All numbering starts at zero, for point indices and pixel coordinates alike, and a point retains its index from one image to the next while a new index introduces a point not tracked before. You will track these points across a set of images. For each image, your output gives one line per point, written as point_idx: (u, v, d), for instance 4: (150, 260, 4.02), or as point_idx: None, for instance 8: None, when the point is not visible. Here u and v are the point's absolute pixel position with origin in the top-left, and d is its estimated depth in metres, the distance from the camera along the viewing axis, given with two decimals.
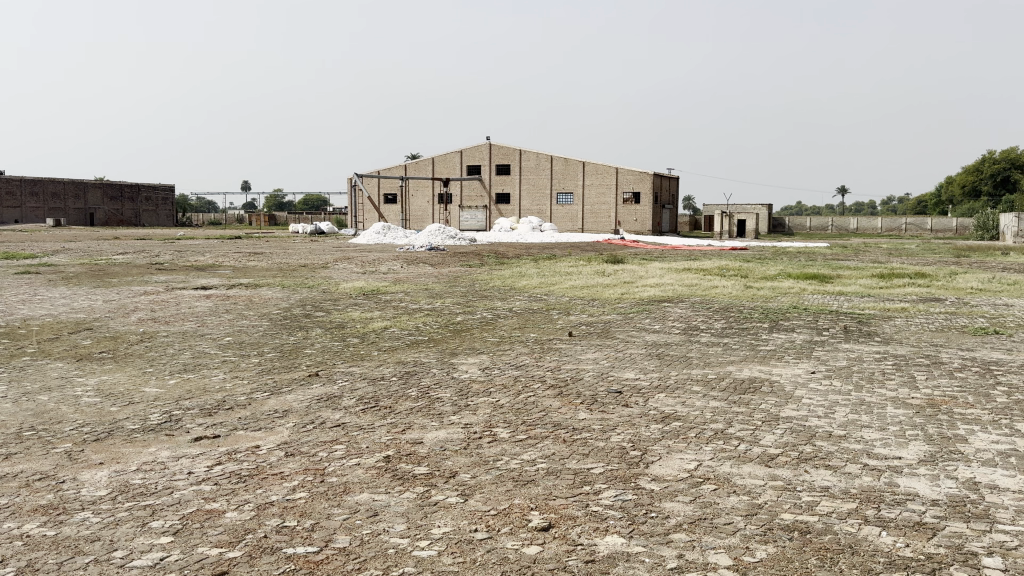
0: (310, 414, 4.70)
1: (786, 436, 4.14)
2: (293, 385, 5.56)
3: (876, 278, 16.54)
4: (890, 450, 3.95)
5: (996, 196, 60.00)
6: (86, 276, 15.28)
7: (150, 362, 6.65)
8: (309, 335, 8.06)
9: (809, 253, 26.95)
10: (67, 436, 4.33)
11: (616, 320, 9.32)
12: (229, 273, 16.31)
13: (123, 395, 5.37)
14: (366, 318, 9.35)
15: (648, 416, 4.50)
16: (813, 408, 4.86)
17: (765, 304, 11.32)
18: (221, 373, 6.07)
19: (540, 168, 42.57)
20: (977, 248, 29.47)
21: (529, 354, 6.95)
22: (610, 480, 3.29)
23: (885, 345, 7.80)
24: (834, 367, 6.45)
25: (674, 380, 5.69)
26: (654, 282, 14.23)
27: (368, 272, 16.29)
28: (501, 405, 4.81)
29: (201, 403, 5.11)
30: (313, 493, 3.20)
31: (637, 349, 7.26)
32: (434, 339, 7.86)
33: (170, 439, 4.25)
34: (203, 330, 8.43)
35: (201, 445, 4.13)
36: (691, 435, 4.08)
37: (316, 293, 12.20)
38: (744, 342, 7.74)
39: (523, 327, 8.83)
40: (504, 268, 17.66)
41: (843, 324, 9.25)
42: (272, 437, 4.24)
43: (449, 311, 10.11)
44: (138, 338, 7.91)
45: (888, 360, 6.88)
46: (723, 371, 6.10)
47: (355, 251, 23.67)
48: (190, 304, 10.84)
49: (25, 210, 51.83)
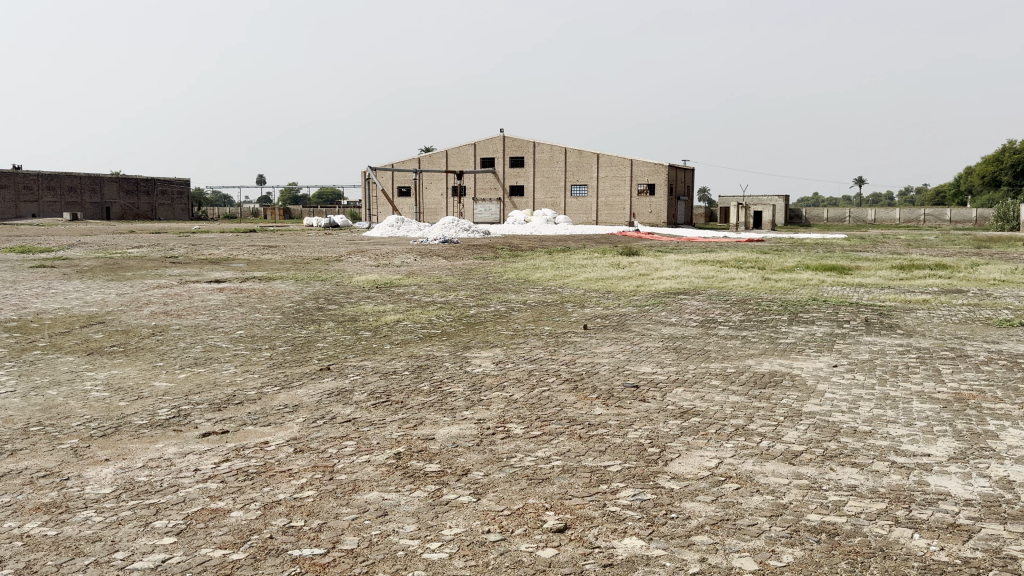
0: (320, 409, 4.61)
1: (809, 432, 4.01)
2: (303, 380, 5.48)
3: (896, 269, 16.30)
4: (919, 446, 3.81)
5: (1016, 185, 59.13)
6: (100, 270, 15.27)
7: (161, 355, 6.59)
8: (321, 329, 7.98)
9: (828, 244, 26.63)
10: (74, 432, 4.25)
11: (632, 313, 9.19)
12: (243, 266, 16.29)
13: (133, 390, 5.31)
14: (379, 311, 9.26)
15: (666, 411, 4.39)
16: (836, 403, 4.73)
17: (783, 296, 11.15)
18: (232, 367, 6.00)
19: (554, 160, 42.38)
20: (998, 239, 29.01)
21: (543, 347, 6.84)
22: (628, 478, 3.18)
23: (908, 337, 7.63)
24: (856, 360, 6.30)
25: (692, 373, 5.57)
26: (670, 274, 14.10)
27: (381, 265, 16.24)
28: (515, 400, 4.70)
29: (211, 397, 5.03)
30: (321, 492, 3.10)
31: (653, 342, 7.14)
32: (447, 332, 7.76)
33: (177, 435, 4.17)
34: (215, 324, 8.36)
35: (209, 441, 4.05)
36: (711, 431, 3.96)
37: (330, 286, 12.14)
38: (763, 335, 7.59)
39: (537, 320, 8.73)
40: (518, 261, 17.55)
41: (864, 316, 9.08)
42: (281, 432, 4.15)
43: (461, 304, 10.03)
44: (150, 332, 7.85)
45: (912, 353, 6.72)
46: (742, 364, 5.97)
47: (369, 244, 23.65)
48: (203, 297, 10.79)
49: (41, 205, 52.08)
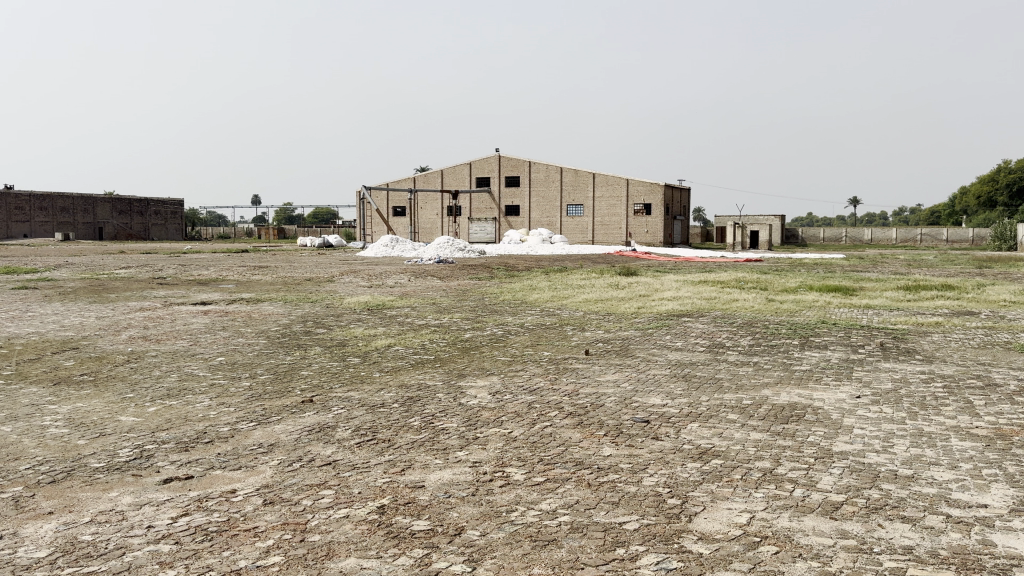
0: (297, 449, 4.15)
1: (846, 478, 3.57)
2: (283, 414, 5.01)
3: (902, 290, 15.88)
4: (972, 496, 3.36)
5: (1011, 206, 58.90)
6: (84, 291, 14.79)
7: (132, 386, 6.13)
8: (306, 355, 7.52)
9: (829, 264, 26.24)
10: (20, 477, 3.79)
11: (634, 337, 8.74)
12: (231, 287, 15.83)
13: (95, 426, 4.85)
14: (369, 335, 8.81)
15: (683, 452, 3.95)
16: (868, 442, 4.28)
17: (790, 318, 10.72)
18: (207, 400, 5.53)
19: (550, 180, 42.07)
20: (998, 259, 28.63)
21: (544, 375, 6.38)
22: (649, 541, 2.74)
23: (929, 364, 7.19)
24: (880, 390, 5.84)
25: (705, 406, 5.11)
26: (671, 295, 13.68)
27: (374, 286, 15.82)
28: (514, 439, 4.24)
29: (179, 435, 4.57)
30: (289, 559, 2.65)
31: (660, 369, 6.68)
32: (440, 359, 7.30)
33: (134, 482, 3.71)
34: (195, 349, 7.91)
35: (169, 489, 3.58)
36: (736, 477, 3.52)
37: (320, 308, 11.71)
38: (775, 362, 7.15)
39: (535, 344, 8.29)
40: (514, 281, 17.09)
41: (878, 340, 8.65)
42: (253, 478, 3.70)
43: (456, 327, 9.59)
44: (125, 359, 7.39)
45: (937, 382, 6.29)
46: (759, 396, 5.52)
47: (363, 264, 23.20)
48: (186, 320, 10.32)
49: (33, 225, 51.51)
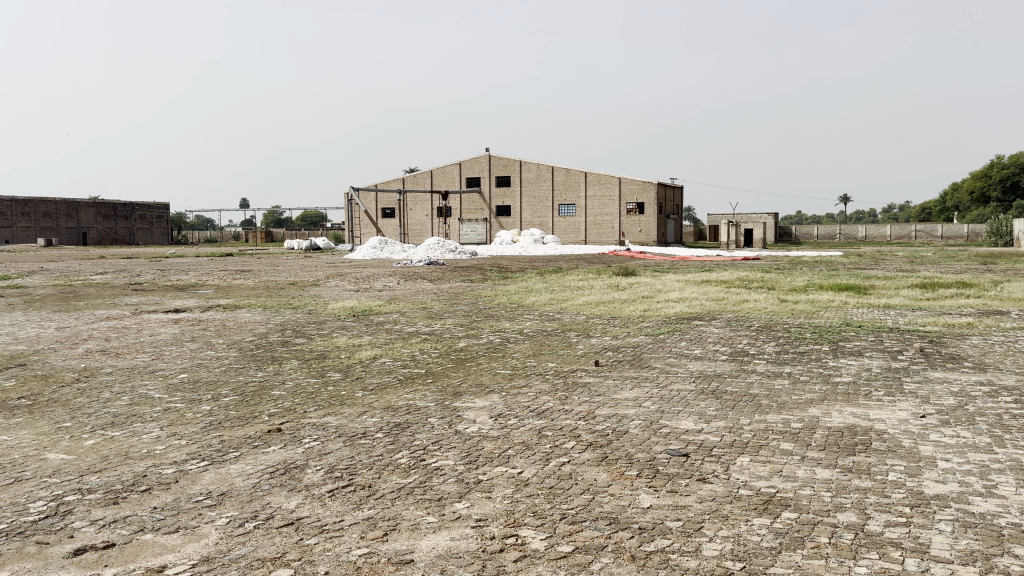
0: (254, 502, 3.28)
1: (966, 539, 2.74)
2: (242, 449, 4.14)
3: (919, 288, 15.11)
4: None
5: (1005, 201, 58.20)
6: (50, 299, 13.85)
7: (73, 412, 5.22)
8: (281, 370, 6.65)
9: (829, 261, 25.39)
10: None
11: (647, 345, 7.87)
12: (209, 293, 14.92)
13: (11, 468, 3.95)
14: (354, 345, 7.93)
15: (741, 501, 3.11)
16: (965, 481, 3.45)
17: (810, 320, 9.90)
18: (156, 430, 4.65)
19: (541, 179, 41.20)
20: (1000, 255, 27.80)
21: (551, 394, 5.49)
22: None
23: (985, 372, 6.34)
24: (944, 408, 5.01)
25: (750, 433, 4.27)
26: (677, 296, 12.83)
27: (362, 290, 14.89)
28: (526, 483, 3.39)
29: (112, 480, 3.70)
30: None
31: (684, 384, 5.82)
32: (432, 373, 6.45)
33: (36, 555, 2.83)
34: (156, 365, 7.01)
35: (78, 567, 2.71)
36: (824, 543, 2.69)
37: (301, 316, 10.78)
38: (812, 372, 6.31)
39: (538, 354, 7.44)
40: (508, 283, 16.26)
41: (916, 345, 7.82)
42: (192, 546, 2.84)
43: (450, 335, 8.72)
44: (73, 378, 6.48)
45: (1004, 394, 5.46)
46: (809, 418, 4.67)
47: (350, 267, 22.23)
48: (153, 330, 9.40)
49: (14, 231, 50.02)
